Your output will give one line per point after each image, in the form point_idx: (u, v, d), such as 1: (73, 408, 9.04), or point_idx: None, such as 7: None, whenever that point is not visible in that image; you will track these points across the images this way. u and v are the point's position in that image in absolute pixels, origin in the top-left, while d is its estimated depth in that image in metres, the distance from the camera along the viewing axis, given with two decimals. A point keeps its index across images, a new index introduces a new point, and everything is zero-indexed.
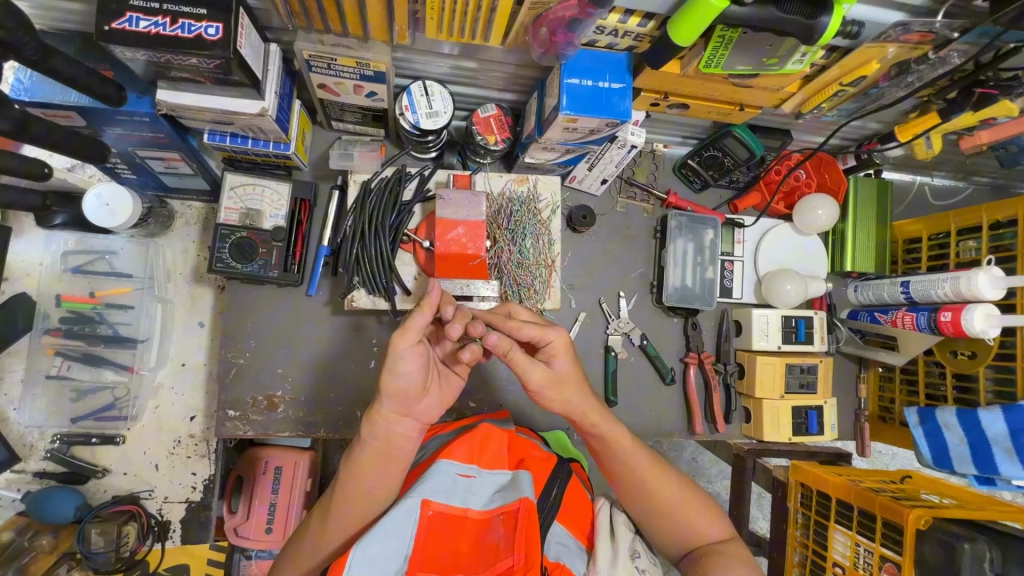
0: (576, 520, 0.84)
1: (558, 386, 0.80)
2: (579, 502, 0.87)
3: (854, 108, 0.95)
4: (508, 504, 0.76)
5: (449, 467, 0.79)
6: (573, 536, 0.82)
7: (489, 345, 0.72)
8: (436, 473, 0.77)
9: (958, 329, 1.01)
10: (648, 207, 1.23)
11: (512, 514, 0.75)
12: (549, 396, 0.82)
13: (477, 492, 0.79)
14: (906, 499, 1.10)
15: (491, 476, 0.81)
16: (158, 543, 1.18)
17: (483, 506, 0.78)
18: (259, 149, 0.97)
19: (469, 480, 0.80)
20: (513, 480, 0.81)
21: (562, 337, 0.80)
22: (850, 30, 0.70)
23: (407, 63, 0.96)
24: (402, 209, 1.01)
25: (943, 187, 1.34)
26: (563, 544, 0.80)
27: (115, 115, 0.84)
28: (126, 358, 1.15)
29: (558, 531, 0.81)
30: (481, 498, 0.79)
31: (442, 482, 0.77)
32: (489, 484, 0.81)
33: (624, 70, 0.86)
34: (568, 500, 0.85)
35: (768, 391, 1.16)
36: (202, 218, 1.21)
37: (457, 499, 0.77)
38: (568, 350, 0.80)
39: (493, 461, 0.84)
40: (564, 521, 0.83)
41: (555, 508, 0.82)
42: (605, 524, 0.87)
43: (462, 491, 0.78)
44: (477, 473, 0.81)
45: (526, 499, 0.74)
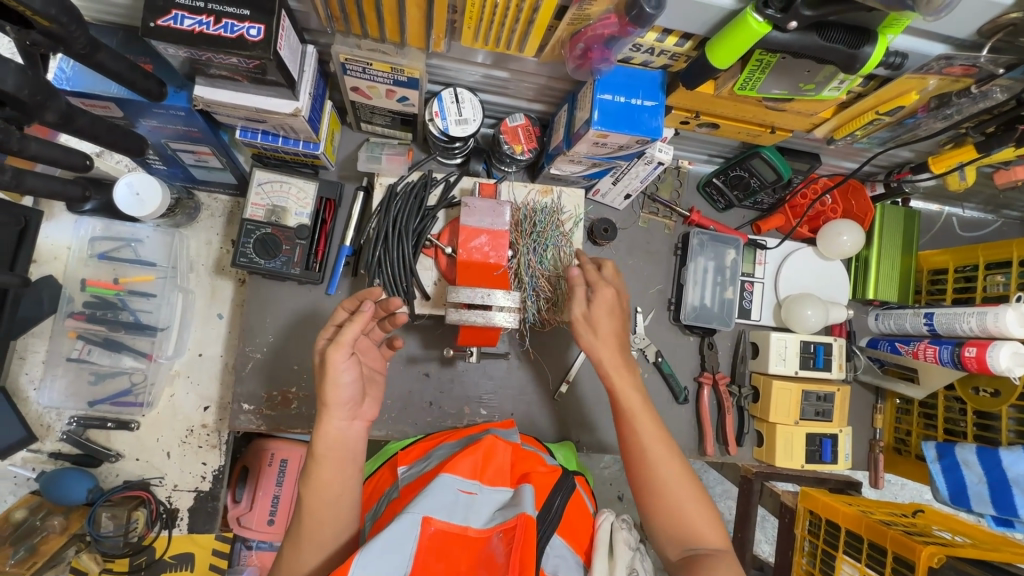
0: (574, 532, 0.84)
1: (591, 324, 0.90)
2: (579, 516, 0.87)
3: (888, 137, 0.94)
4: (507, 520, 0.74)
5: (451, 482, 0.79)
6: (571, 549, 0.81)
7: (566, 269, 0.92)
8: (437, 488, 0.77)
9: (983, 366, 0.99)
10: (670, 223, 1.22)
11: (510, 530, 0.72)
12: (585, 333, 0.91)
13: (478, 509, 0.78)
14: (919, 535, 1.08)
15: (492, 494, 0.81)
16: (165, 531, 1.18)
17: (483, 524, 0.76)
18: (288, 148, 0.98)
19: (470, 496, 0.80)
20: (514, 497, 0.80)
21: (610, 291, 0.91)
22: (892, 61, 0.71)
23: (440, 70, 0.96)
24: (426, 214, 1.01)
25: (971, 218, 1.32)
26: (561, 557, 0.79)
27: (152, 108, 0.86)
28: (145, 345, 1.16)
29: (556, 545, 0.80)
30: (482, 517, 0.78)
31: (443, 496, 0.77)
32: (490, 502, 0.80)
33: (657, 87, 0.85)
34: (568, 516, 0.85)
35: (784, 417, 1.15)
36: (227, 211, 1.22)
37: (457, 517, 0.76)
38: (612, 306, 0.91)
39: (495, 478, 0.84)
40: (563, 534, 0.82)
41: (556, 520, 0.80)
42: (604, 540, 0.85)
43: (463, 508, 0.77)
44: (478, 489, 0.81)
45: (525, 515, 0.73)
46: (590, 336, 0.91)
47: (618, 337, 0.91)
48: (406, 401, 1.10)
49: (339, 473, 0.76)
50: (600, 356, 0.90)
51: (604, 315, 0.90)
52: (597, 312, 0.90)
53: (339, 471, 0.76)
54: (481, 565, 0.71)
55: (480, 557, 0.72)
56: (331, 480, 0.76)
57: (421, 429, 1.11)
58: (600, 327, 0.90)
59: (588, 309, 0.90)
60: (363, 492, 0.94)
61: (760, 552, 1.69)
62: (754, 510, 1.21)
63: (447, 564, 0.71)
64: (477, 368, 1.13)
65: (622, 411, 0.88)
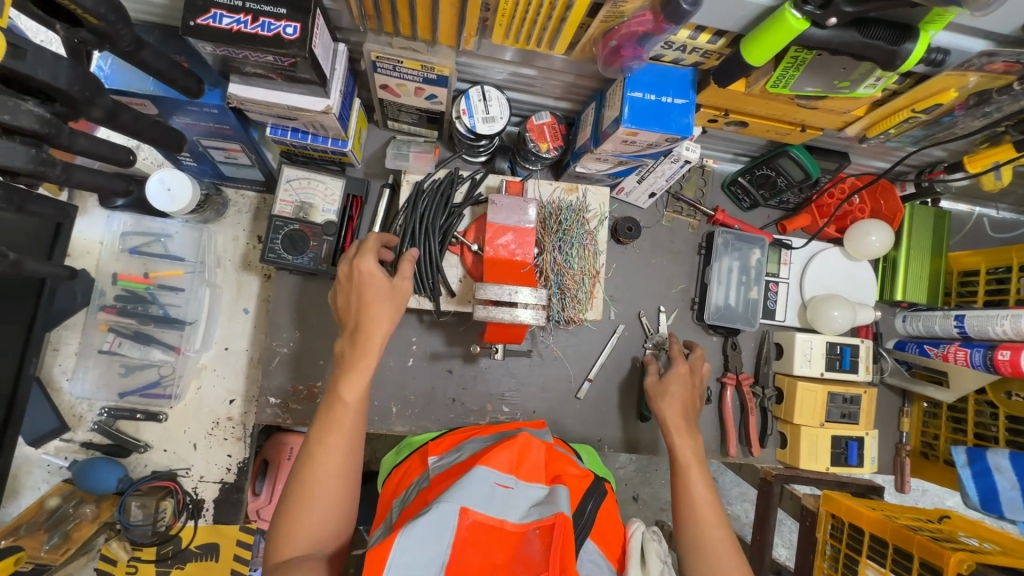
0: (607, 538, 0.84)
1: (660, 391, 1.01)
2: (610, 522, 0.86)
3: (922, 136, 0.93)
4: (544, 518, 0.74)
5: (487, 475, 0.79)
6: (605, 556, 0.80)
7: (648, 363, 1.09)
8: (474, 480, 0.77)
9: (1016, 370, 0.96)
10: (694, 222, 1.22)
11: (548, 528, 0.73)
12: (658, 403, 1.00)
13: (513, 504, 0.79)
14: (947, 541, 1.06)
15: (528, 490, 0.81)
16: (191, 521, 1.20)
17: (519, 519, 0.77)
18: (317, 145, 0.99)
19: (506, 490, 0.79)
20: (549, 495, 0.80)
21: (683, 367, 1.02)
22: (935, 57, 0.70)
23: (468, 68, 0.97)
24: (452, 212, 1.01)
25: (1003, 220, 1.30)
26: (595, 562, 0.78)
27: (186, 105, 0.87)
28: (173, 338, 1.19)
29: (590, 549, 0.80)
30: (518, 512, 0.78)
31: (480, 488, 0.76)
32: (526, 498, 0.80)
33: (687, 85, 0.85)
34: (601, 519, 0.85)
35: (808, 418, 1.14)
36: (254, 207, 1.24)
37: (494, 510, 0.76)
38: (682, 380, 1.01)
39: (530, 474, 0.84)
40: (595, 539, 0.82)
41: (588, 526, 0.81)
42: (636, 549, 0.85)
43: (500, 502, 0.77)
44: (514, 484, 0.81)
45: (563, 514, 0.73)
46: (658, 401, 1.00)
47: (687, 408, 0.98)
48: (429, 397, 1.11)
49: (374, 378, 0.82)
50: (667, 416, 0.97)
51: (678, 384, 1.01)
52: (670, 380, 1.01)
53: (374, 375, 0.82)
54: (518, 562, 0.72)
55: (516, 553, 0.73)
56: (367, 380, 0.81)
57: (444, 425, 1.11)
58: (664, 395, 1.00)
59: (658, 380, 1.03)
60: (392, 480, 0.94)
61: (778, 556, 1.68)
62: (772, 514, 1.19)
63: (482, 555, 0.73)
64: (499, 366, 1.14)
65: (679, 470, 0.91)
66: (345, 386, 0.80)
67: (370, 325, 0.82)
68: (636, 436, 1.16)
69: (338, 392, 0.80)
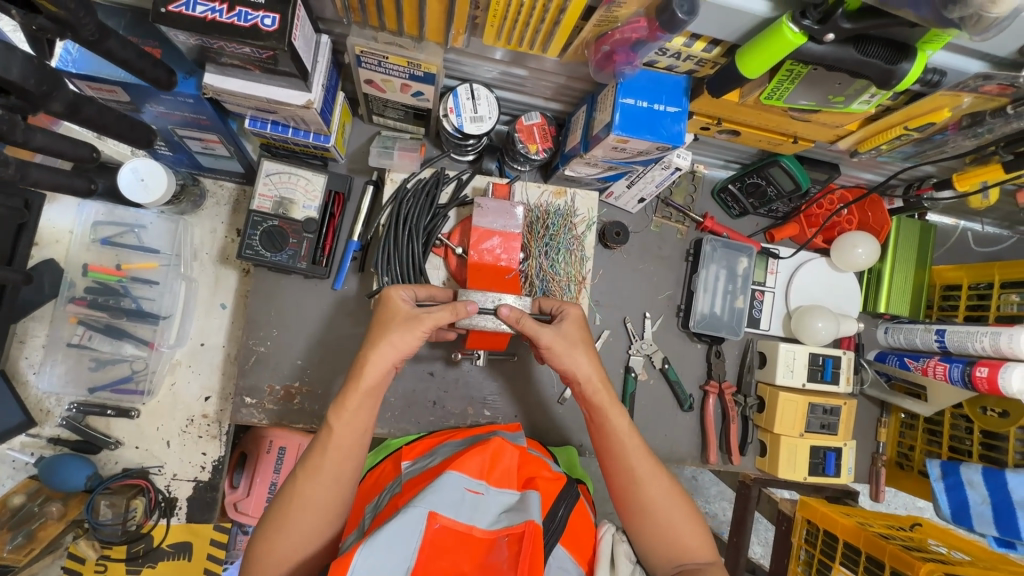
0: (578, 543, 0.83)
1: (566, 342, 0.85)
2: (583, 526, 0.86)
3: (914, 151, 0.92)
4: (514, 525, 0.74)
5: (458, 480, 0.78)
6: (574, 560, 0.80)
7: (500, 315, 0.83)
8: (444, 485, 0.76)
9: (994, 387, 0.97)
10: (683, 229, 1.20)
11: (518, 536, 0.72)
12: (557, 354, 0.85)
13: (483, 510, 0.78)
14: (918, 550, 1.08)
15: (498, 496, 0.80)
16: (164, 519, 1.18)
17: (488, 526, 0.76)
18: (298, 139, 0.96)
19: (476, 496, 0.79)
20: (520, 501, 0.79)
21: (574, 309, 0.89)
22: (930, 78, 0.68)
23: (457, 65, 0.94)
24: (437, 212, 0.99)
25: (987, 234, 1.30)
26: (563, 568, 0.78)
27: (159, 94, 0.83)
28: (146, 333, 1.15)
29: (560, 555, 0.79)
30: (488, 517, 0.77)
31: (450, 494, 0.76)
32: (497, 503, 0.79)
33: (680, 93, 0.83)
34: (572, 524, 0.84)
35: (788, 428, 1.14)
36: (233, 199, 1.20)
37: (464, 515, 0.75)
38: (578, 321, 0.88)
39: (501, 480, 0.83)
40: (566, 544, 0.81)
41: (559, 530, 0.81)
42: (606, 552, 0.84)
43: (469, 507, 0.77)
44: (485, 489, 0.80)
45: (533, 523, 0.72)
46: (567, 359, 0.85)
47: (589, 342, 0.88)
48: (409, 400, 1.09)
49: (363, 407, 0.79)
50: (584, 375, 0.86)
51: (576, 331, 0.87)
52: (567, 330, 0.86)
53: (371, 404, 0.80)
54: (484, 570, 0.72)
55: (483, 562, 0.73)
56: (357, 411, 0.78)
57: (424, 428, 1.10)
58: (567, 348, 0.85)
59: (558, 329, 0.85)
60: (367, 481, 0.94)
61: (752, 553, 1.70)
62: (750, 515, 1.25)
63: (450, 561, 0.72)
64: (481, 369, 1.12)
65: (606, 435, 0.87)
66: (333, 416, 0.78)
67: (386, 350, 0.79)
68: None
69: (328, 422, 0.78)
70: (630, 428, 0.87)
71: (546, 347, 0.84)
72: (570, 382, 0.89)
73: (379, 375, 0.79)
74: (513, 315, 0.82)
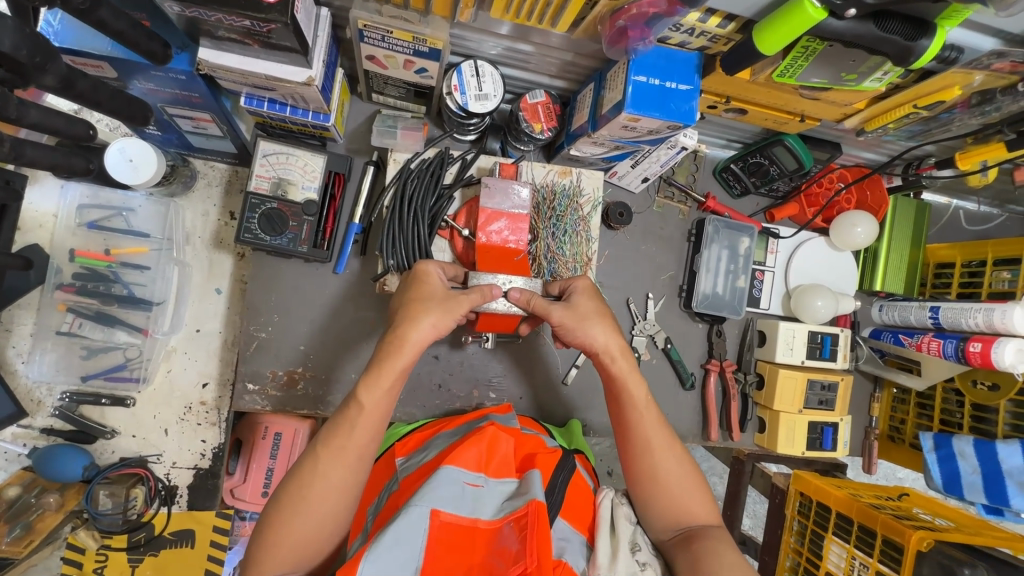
0: (577, 513, 0.83)
1: (575, 314, 0.85)
2: (581, 496, 0.86)
3: (919, 130, 0.93)
4: (518, 509, 0.74)
5: (456, 474, 0.78)
6: (575, 531, 0.80)
7: (511, 298, 0.84)
8: (443, 480, 0.76)
9: (986, 361, 1.00)
10: (685, 209, 1.20)
11: (522, 519, 0.73)
12: (568, 327, 0.85)
13: (484, 501, 0.78)
14: (907, 519, 1.12)
15: (498, 485, 0.81)
16: (164, 507, 1.16)
17: (492, 516, 0.76)
18: (297, 118, 0.93)
19: (476, 488, 0.79)
20: (521, 486, 0.80)
21: (584, 279, 0.88)
22: (947, 55, 0.70)
23: (461, 41, 0.91)
24: (442, 193, 0.97)
25: (979, 213, 1.33)
26: (565, 539, 0.78)
27: (150, 69, 0.79)
28: (140, 320, 1.12)
29: (560, 527, 0.80)
30: (490, 508, 0.78)
31: (450, 489, 0.76)
32: (497, 493, 0.80)
33: (692, 70, 0.82)
34: (571, 495, 0.84)
35: (787, 404, 1.16)
36: (225, 180, 1.16)
37: (466, 509, 0.76)
38: (590, 291, 0.88)
39: (500, 470, 0.83)
40: (567, 517, 0.81)
41: (559, 502, 0.81)
42: (606, 518, 0.84)
43: (470, 500, 0.77)
44: (484, 482, 0.81)
45: (537, 502, 0.73)
46: (581, 332, 0.85)
47: (602, 313, 0.87)
48: (414, 383, 1.09)
49: (395, 389, 0.77)
50: (600, 345, 0.86)
51: (590, 304, 0.86)
52: (581, 306, 0.86)
53: (399, 380, 0.77)
54: (494, 556, 0.72)
55: (492, 549, 0.73)
56: (390, 391, 0.76)
57: (429, 411, 1.09)
58: (582, 322, 0.85)
59: (571, 305, 0.85)
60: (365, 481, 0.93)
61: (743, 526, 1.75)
62: (744, 488, 1.28)
63: (459, 555, 0.73)
64: (486, 353, 1.12)
65: (621, 406, 0.87)
66: (363, 390, 0.75)
67: (405, 327, 0.76)
68: None
69: (355, 396, 0.75)
70: (648, 399, 0.87)
71: (560, 322, 0.84)
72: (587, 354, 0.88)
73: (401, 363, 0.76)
74: (523, 297, 0.83)
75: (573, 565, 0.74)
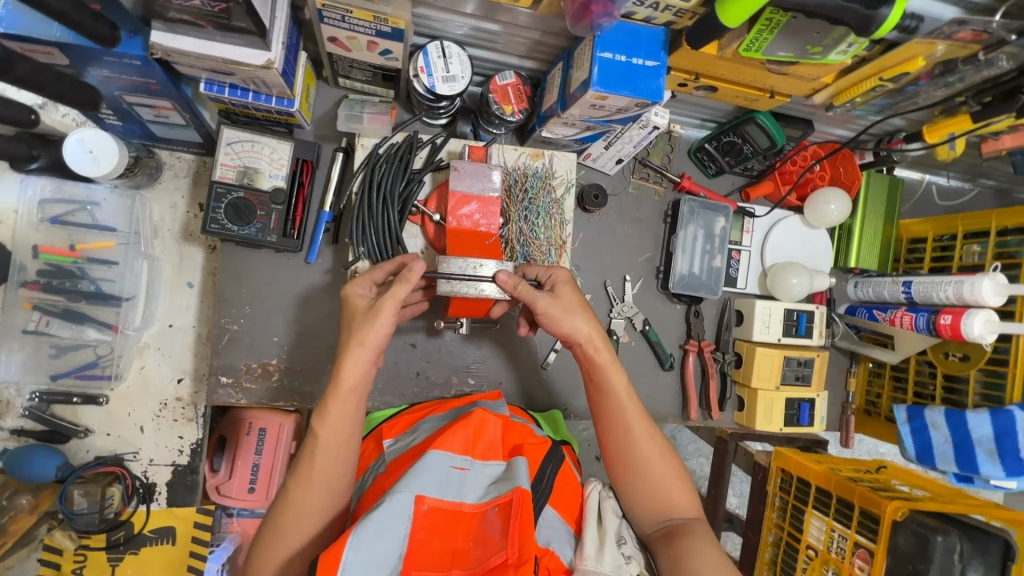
0: (565, 503, 0.84)
1: (559, 304, 0.84)
2: (569, 488, 0.86)
3: (887, 104, 0.93)
4: (502, 495, 0.74)
5: (442, 459, 0.77)
6: (563, 521, 0.81)
7: (499, 281, 0.83)
8: (429, 466, 0.75)
9: (957, 333, 1.02)
10: (661, 189, 1.20)
11: (506, 505, 0.73)
12: (551, 317, 0.84)
13: (470, 485, 0.78)
14: (884, 490, 1.14)
15: (484, 468, 0.81)
16: (143, 505, 1.15)
17: (477, 500, 0.76)
18: (260, 104, 0.91)
19: (462, 472, 0.78)
20: (507, 471, 0.79)
21: (563, 270, 0.88)
22: (907, 25, 0.70)
23: (426, 21, 0.89)
24: (412, 177, 0.96)
25: (950, 187, 1.34)
26: (553, 527, 0.78)
27: (102, 55, 0.77)
28: (109, 316, 1.10)
29: (549, 515, 0.80)
30: (475, 492, 0.77)
31: (436, 475, 0.75)
32: (483, 476, 0.80)
33: (658, 46, 0.81)
34: (559, 485, 0.85)
35: (765, 381, 1.17)
36: (192, 170, 1.14)
37: (450, 493, 0.75)
38: (571, 282, 0.88)
39: (486, 453, 0.83)
40: (555, 505, 0.82)
41: (547, 491, 0.80)
42: (593, 510, 0.85)
43: (455, 484, 0.77)
44: (470, 465, 0.80)
45: (521, 490, 0.73)
46: (565, 323, 0.84)
47: (583, 304, 0.86)
48: (392, 372, 1.08)
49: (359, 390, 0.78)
50: (584, 336, 0.85)
51: (573, 295, 0.86)
52: (564, 296, 0.85)
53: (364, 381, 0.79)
54: (478, 543, 0.72)
55: (476, 535, 0.73)
56: (351, 393, 0.77)
57: (408, 399, 1.09)
58: (565, 312, 0.84)
59: (556, 295, 0.84)
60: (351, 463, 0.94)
61: (729, 504, 1.78)
62: (728, 466, 1.29)
63: (445, 540, 0.73)
64: (464, 340, 1.11)
65: (604, 395, 0.86)
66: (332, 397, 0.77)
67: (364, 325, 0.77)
68: None
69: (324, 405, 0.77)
70: (629, 388, 0.86)
71: (544, 312, 0.83)
72: (570, 346, 0.87)
73: (358, 375, 0.78)
74: (509, 281, 0.82)
75: (559, 555, 0.75)
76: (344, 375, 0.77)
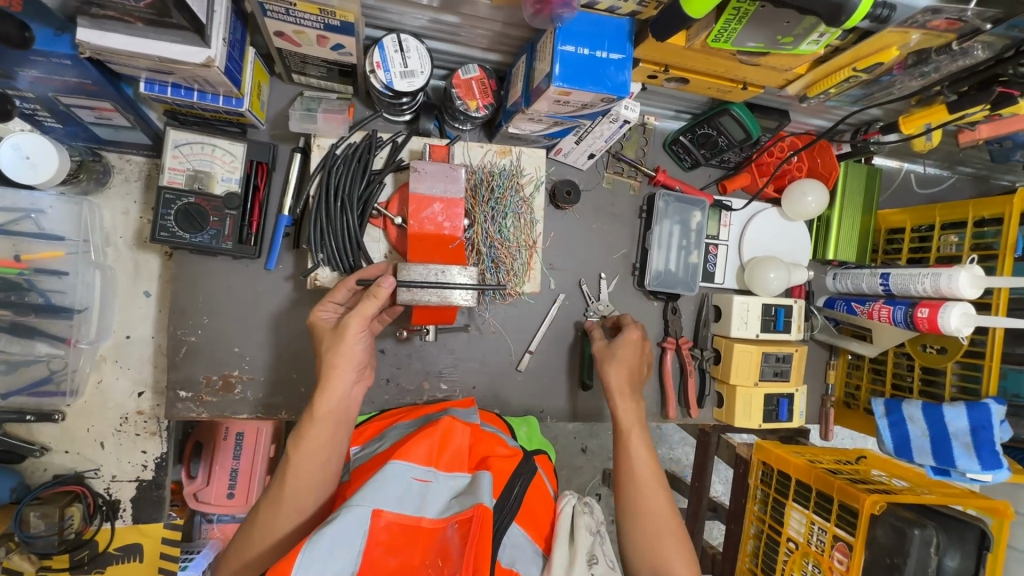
0: (534, 519, 0.82)
1: (610, 359, 0.97)
2: (539, 501, 0.84)
3: (861, 94, 0.90)
4: (463, 511, 0.71)
5: (404, 470, 0.75)
6: (530, 539, 0.79)
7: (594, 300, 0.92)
8: (389, 477, 0.73)
9: (934, 327, 1.00)
10: (636, 183, 1.17)
11: (466, 522, 0.70)
12: (603, 366, 0.97)
13: (431, 498, 0.75)
14: (862, 482, 1.14)
15: (447, 481, 0.78)
16: (107, 522, 1.11)
17: (437, 514, 0.73)
18: (206, 104, 0.85)
19: (424, 484, 0.76)
20: (470, 484, 0.77)
21: (635, 331, 1.00)
22: (880, 14, 0.66)
23: (380, 13, 0.84)
24: (372, 178, 0.92)
25: (928, 175, 1.32)
26: (517, 546, 0.76)
27: (29, 55, 0.71)
28: (62, 329, 1.02)
29: (514, 533, 0.77)
30: (436, 506, 0.74)
31: (395, 487, 0.73)
32: (445, 489, 0.77)
33: (624, 37, 0.77)
34: (529, 499, 0.83)
35: (743, 378, 1.15)
36: (144, 174, 1.09)
37: (410, 507, 0.73)
38: (635, 345, 0.98)
39: (451, 463, 0.80)
40: (521, 521, 0.79)
41: (514, 508, 0.78)
42: (565, 526, 0.82)
43: (417, 497, 0.74)
44: (433, 477, 0.77)
45: (482, 506, 0.69)
46: (601, 367, 0.97)
47: (633, 371, 0.96)
48: None
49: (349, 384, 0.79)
50: (612, 384, 0.95)
51: (629, 353, 0.98)
52: (618, 347, 0.98)
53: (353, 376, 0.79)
54: (435, 559, 0.69)
55: (433, 552, 0.70)
56: (341, 386, 0.79)
57: (379, 407, 1.06)
58: (607, 359, 0.97)
59: (608, 344, 1.00)
60: None
61: (714, 492, 1.78)
62: (710, 460, 1.28)
63: (401, 558, 0.69)
64: (434, 344, 1.08)
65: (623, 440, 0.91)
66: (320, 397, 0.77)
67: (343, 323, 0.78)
68: (579, 405, 1.15)
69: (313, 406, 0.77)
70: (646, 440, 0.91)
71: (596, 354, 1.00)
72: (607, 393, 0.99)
73: (339, 398, 0.78)
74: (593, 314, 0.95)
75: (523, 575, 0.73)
76: (325, 398, 0.77)
